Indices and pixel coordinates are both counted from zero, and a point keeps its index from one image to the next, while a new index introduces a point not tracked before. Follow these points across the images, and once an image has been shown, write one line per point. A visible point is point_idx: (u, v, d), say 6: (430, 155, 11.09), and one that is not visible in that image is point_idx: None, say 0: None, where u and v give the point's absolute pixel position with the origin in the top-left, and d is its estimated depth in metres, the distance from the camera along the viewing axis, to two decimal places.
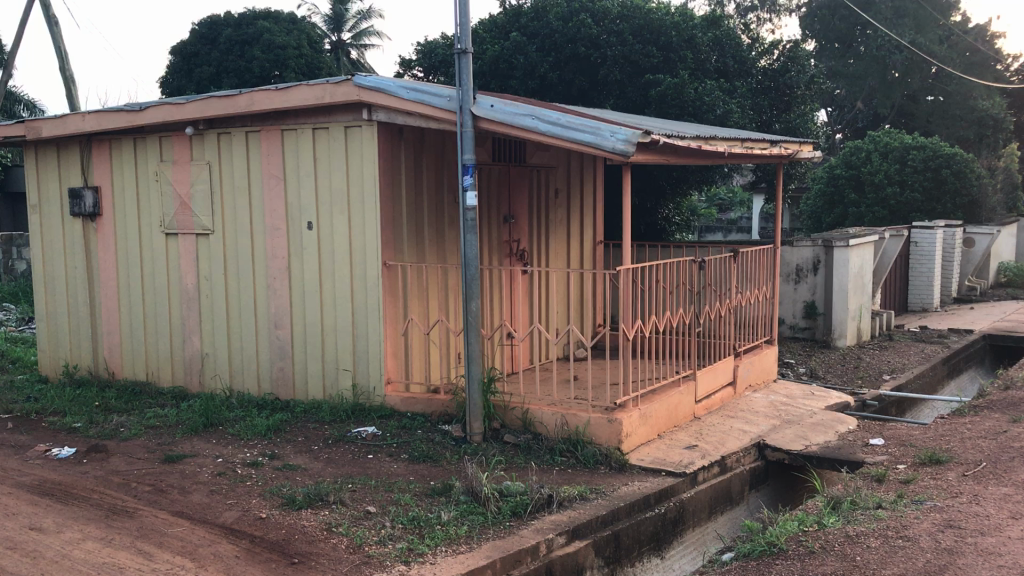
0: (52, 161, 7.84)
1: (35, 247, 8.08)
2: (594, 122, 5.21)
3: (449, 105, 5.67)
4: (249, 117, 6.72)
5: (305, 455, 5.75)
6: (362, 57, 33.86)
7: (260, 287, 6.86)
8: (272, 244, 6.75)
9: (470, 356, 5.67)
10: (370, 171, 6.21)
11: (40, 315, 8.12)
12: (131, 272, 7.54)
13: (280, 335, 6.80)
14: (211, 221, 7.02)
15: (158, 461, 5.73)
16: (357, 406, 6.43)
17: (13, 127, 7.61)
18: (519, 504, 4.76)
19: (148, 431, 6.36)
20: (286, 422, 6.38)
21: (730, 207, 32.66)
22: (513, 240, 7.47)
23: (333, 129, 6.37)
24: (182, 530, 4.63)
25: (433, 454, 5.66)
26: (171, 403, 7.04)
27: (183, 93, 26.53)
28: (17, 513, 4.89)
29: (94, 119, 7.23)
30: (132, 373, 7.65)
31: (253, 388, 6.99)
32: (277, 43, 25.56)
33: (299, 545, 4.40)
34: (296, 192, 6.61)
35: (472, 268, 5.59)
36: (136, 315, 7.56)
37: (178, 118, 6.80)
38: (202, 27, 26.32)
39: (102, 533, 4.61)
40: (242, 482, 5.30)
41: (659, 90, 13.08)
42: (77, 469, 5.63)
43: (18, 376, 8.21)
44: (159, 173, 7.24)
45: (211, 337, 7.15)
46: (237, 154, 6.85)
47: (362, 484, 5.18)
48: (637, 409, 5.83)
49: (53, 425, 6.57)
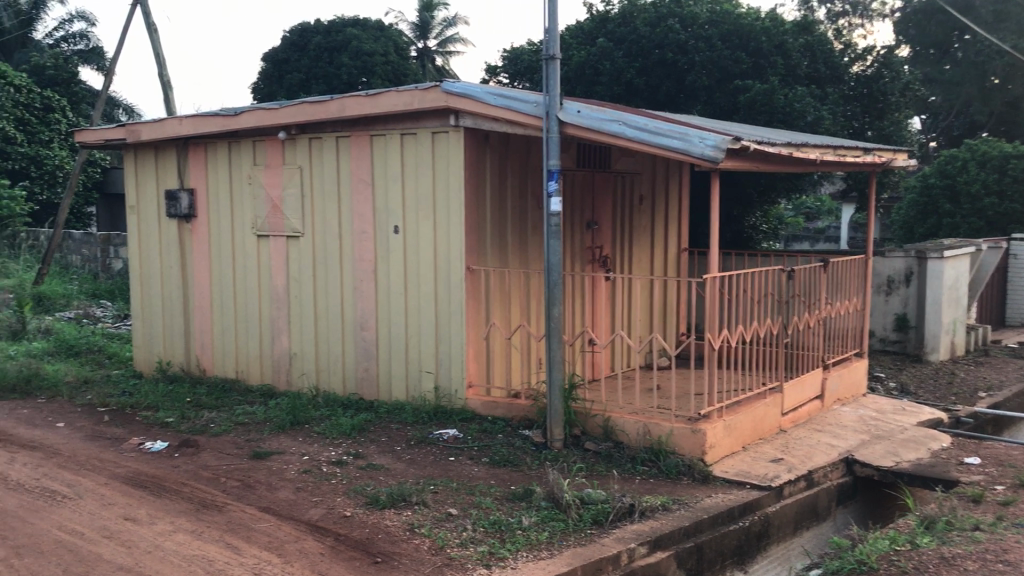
0: (150, 163, 8.11)
1: (132, 246, 8.36)
2: (683, 127, 5.16)
3: (536, 110, 5.68)
4: (339, 122, 6.85)
5: (388, 455, 5.82)
6: (446, 62, 34.24)
7: (347, 290, 6.97)
8: (358, 247, 6.86)
9: (551, 363, 5.65)
10: (457, 177, 6.25)
11: (137, 313, 8.41)
12: (222, 273, 7.74)
13: (366, 337, 6.89)
14: (301, 224, 7.16)
15: (247, 457, 5.86)
16: (439, 408, 6.46)
17: (113, 131, 7.89)
18: (600, 512, 4.74)
19: (236, 428, 6.50)
20: (370, 422, 6.44)
21: (818, 215, 31.99)
22: (596, 246, 7.43)
23: (420, 134, 6.43)
24: (269, 526, 4.74)
25: (514, 459, 5.67)
26: (259, 401, 7.20)
27: (274, 99, 27.37)
28: (112, 504, 5.06)
29: (191, 123, 7.46)
30: (222, 370, 7.84)
31: (338, 386, 7.10)
32: (365, 50, 25.99)
33: (382, 544, 4.48)
34: (383, 196, 6.71)
35: (556, 273, 5.59)
36: (226, 315, 7.76)
37: (271, 122, 6.98)
38: (294, 35, 27.32)
39: (192, 526, 4.75)
40: (327, 479, 5.39)
41: (748, 96, 12.83)
42: (170, 462, 5.80)
43: (114, 371, 8.48)
44: (252, 177, 7.42)
45: (298, 337, 7.29)
46: (328, 158, 6.97)
47: (444, 486, 5.22)
48: (721, 420, 5.74)
49: (147, 420, 6.78)
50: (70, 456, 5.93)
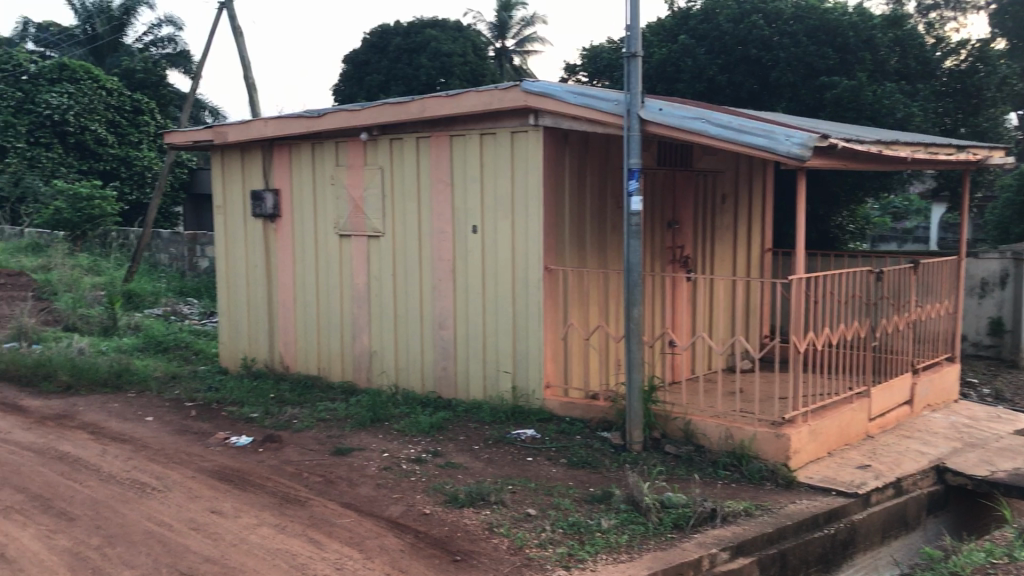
0: (236, 164, 8.29)
1: (219, 245, 8.56)
2: (768, 124, 5.06)
3: (616, 108, 5.63)
4: (420, 123, 6.90)
5: (466, 453, 5.84)
6: (524, 62, 34.27)
7: (426, 289, 7.01)
8: (438, 247, 6.90)
9: (631, 364, 5.59)
10: (536, 176, 6.23)
11: (222, 310, 8.61)
12: (305, 272, 7.87)
13: (444, 336, 6.93)
14: (382, 224, 7.24)
15: (328, 453, 5.94)
16: (517, 407, 6.44)
17: (202, 132, 8.09)
18: (681, 516, 4.67)
19: (318, 424, 6.60)
20: (448, 420, 6.47)
21: (906, 215, 31.05)
22: (677, 245, 7.33)
23: (500, 134, 6.43)
24: (350, 522, 4.79)
25: (592, 460, 5.62)
26: (340, 397, 7.29)
27: (355, 100, 27.82)
28: (199, 497, 5.18)
29: (275, 124, 7.61)
30: (305, 367, 7.97)
31: (417, 385, 7.15)
32: (444, 51, 26.18)
33: (461, 543, 4.49)
34: (462, 195, 6.73)
35: (636, 273, 5.53)
36: (309, 313, 7.89)
37: (353, 123, 7.07)
38: (374, 36, 27.71)
39: (276, 520, 4.83)
40: (407, 477, 5.43)
41: (835, 92, 12.53)
42: (254, 457, 5.91)
43: (201, 367, 8.70)
44: (335, 178, 7.53)
45: (379, 335, 7.37)
46: (408, 158, 7.03)
47: (522, 486, 5.21)
48: (806, 424, 5.60)
49: (232, 415, 6.93)
50: (159, 449, 6.10)
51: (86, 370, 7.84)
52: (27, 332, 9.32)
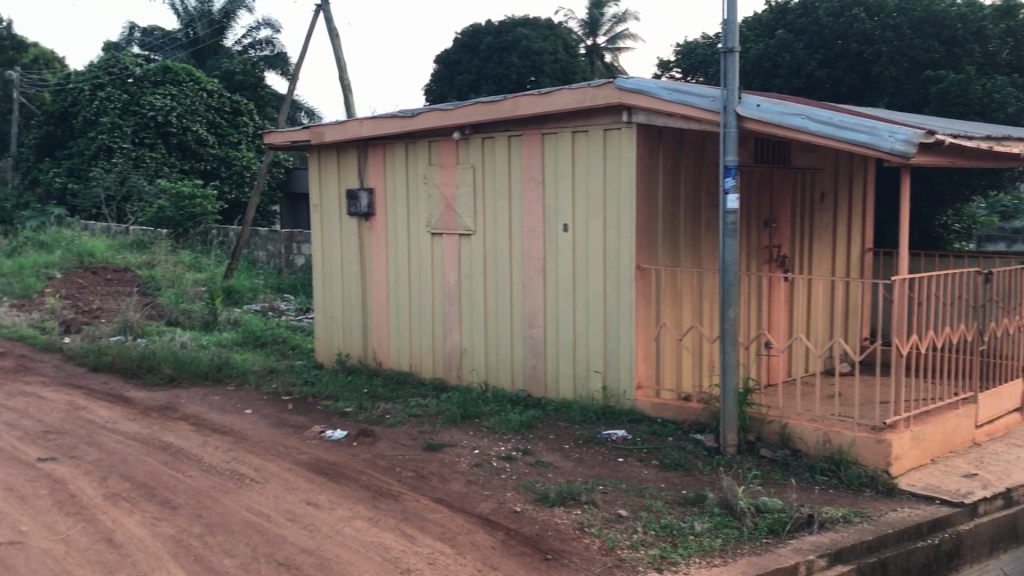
0: (332, 163, 8.46)
1: (315, 243, 8.75)
2: (871, 120, 4.91)
3: (712, 105, 5.54)
4: (512, 121, 6.92)
5: (557, 452, 5.82)
6: (615, 59, 34.04)
7: (517, 287, 7.03)
8: (529, 245, 6.90)
9: (725, 366, 5.50)
10: (628, 175, 6.18)
11: (318, 306, 8.79)
12: (398, 270, 7.98)
13: (534, 335, 6.93)
14: (473, 222, 7.28)
15: (421, 448, 6.01)
16: (607, 407, 6.40)
17: (299, 133, 8.28)
18: (776, 522, 4.56)
19: (410, 420, 6.68)
20: (538, 418, 6.48)
21: (1015, 214, 29.71)
22: (774, 245, 7.18)
23: (592, 132, 6.40)
24: (442, 517, 4.83)
25: (685, 462, 5.55)
26: (431, 394, 7.37)
27: (446, 100, 28.14)
28: (296, 488, 5.30)
29: (370, 124, 7.73)
30: (397, 363, 8.08)
31: (507, 383, 7.17)
32: (534, 49, 26.22)
33: (552, 541, 4.48)
34: (553, 194, 6.72)
35: (731, 273, 5.43)
36: (402, 310, 7.99)
37: (446, 122, 7.13)
38: (465, 36, 28.01)
39: (369, 513, 4.90)
40: (498, 474, 5.45)
41: (940, 86, 12.08)
42: (348, 451, 6.02)
43: (297, 362, 8.90)
44: (427, 177, 7.61)
45: (470, 333, 7.41)
46: (500, 157, 7.05)
47: (613, 487, 5.17)
48: (908, 430, 5.42)
49: (327, 409, 7.07)
50: (257, 441, 6.26)
51: (188, 364, 8.11)
52: (133, 326, 9.70)
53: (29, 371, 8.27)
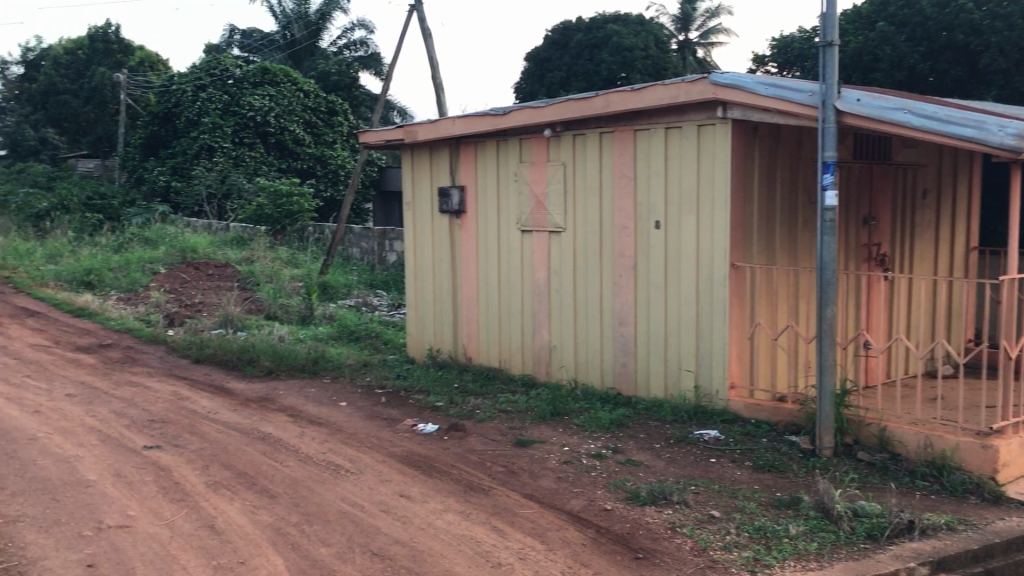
0: (424, 161, 8.57)
1: (407, 240, 8.88)
2: (979, 114, 4.73)
3: (811, 99, 5.42)
4: (604, 118, 6.89)
5: (648, 452, 5.78)
6: (708, 54, 33.61)
7: (607, 285, 7.00)
8: (620, 243, 6.87)
9: (822, 366, 5.38)
10: (723, 171, 6.10)
11: (410, 302, 8.92)
12: (488, 267, 8.04)
13: (625, 333, 6.90)
14: (564, 219, 7.28)
15: (511, 444, 6.04)
16: (700, 407, 6.32)
17: (393, 131, 8.41)
18: (875, 527, 4.45)
19: (500, 415, 6.73)
20: (629, 417, 6.45)
21: None
22: (873, 243, 6.98)
23: (686, 128, 6.33)
24: (533, 513, 4.85)
25: (779, 464, 5.45)
26: (521, 390, 7.40)
27: (536, 97, 28.24)
28: (390, 480, 5.39)
29: (463, 122, 7.81)
30: (487, 359, 8.15)
31: (597, 381, 7.15)
32: (625, 45, 26.09)
33: (643, 540, 4.46)
34: (645, 191, 6.67)
35: (829, 271, 5.31)
36: (491, 307, 8.05)
37: (537, 120, 7.15)
38: (556, 33, 28.01)
39: (461, 507, 4.96)
40: (588, 472, 5.44)
41: None
42: (440, 444, 6.10)
43: (389, 356, 9.05)
44: (518, 174, 7.64)
45: (559, 330, 7.42)
46: (592, 154, 7.04)
47: (705, 487, 5.11)
48: (1016, 436, 5.21)
49: (418, 403, 7.17)
50: (351, 433, 6.40)
51: (286, 356, 8.34)
52: (233, 319, 10.02)
53: (136, 362, 8.62)
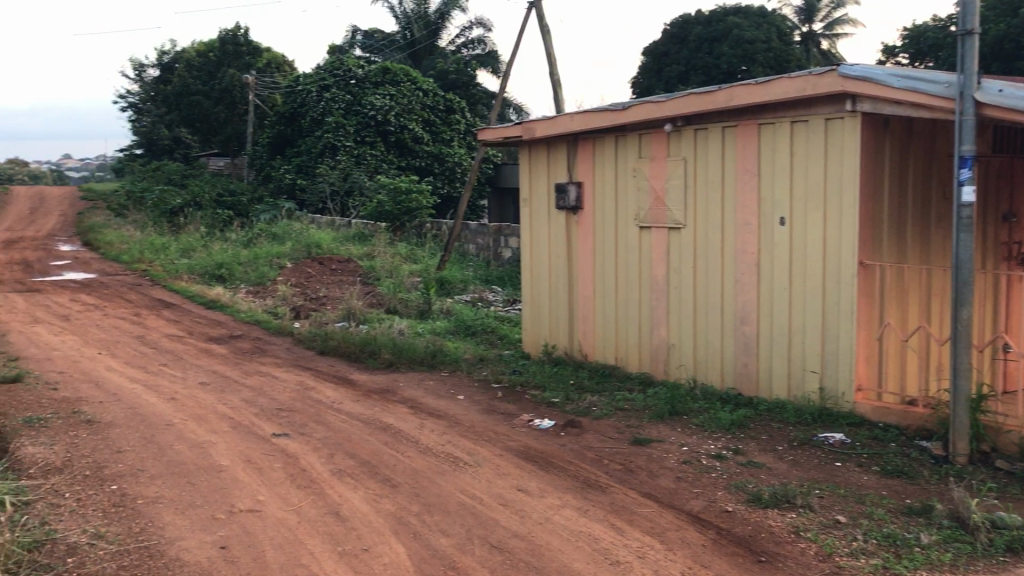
0: (542, 157, 8.60)
1: (524, 236, 8.94)
2: None
3: (948, 91, 5.18)
4: (727, 113, 6.77)
5: (769, 454, 5.66)
6: (833, 46, 32.58)
7: (728, 282, 6.88)
8: (742, 240, 6.74)
9: (956, 369, 5.14)
10: (852, 166, 5.91)
11: (527, 298, 8.97)
12: (606, 263, 8.01)
13: (746, 332, 6.77)
14: (684, 215, 7.19)
15: (628, 442, 6.01)
16: (824, 409, 6.14)
17: (512, 128, 8.47)
18: (1015, 539, 4.22)
19: (617, 413, 6.70)
20: (750, 418, 6.32)
21: None
22: (1013, 241, 6.65)
23: (812, 122, 6.16)
24: (651, 512, 4.82)
25: (909, 470, 5.25)
26: (638, 388, 7.35)
27: (653, 92, 28.00)
28: (507, 474, 5.44)
29: (581, 119, 7.80)
30: (603, 356, 8.12)
31: (717, 380, 7.04)
32: (746, 38, 25.58)
33: (765, 544, 4.37)
34: (769, 186, 6.53)
35: (965, 270, 5.07)
36: (608, 303, 8.02)
37: (658, 115, 7.08)
38: (673, 27, 27.70)
39: (579, 503, 4.96)
40: (708, 472, 5.37)
41: None
42: (557, 440, 6.12)
43: (505, 352, 9.12)
44: (637, 169, 7.59)
45: (678, 328, 7.33)
46: (713, 149, 6.93)
47: (830, 492, 4.97)
48: None
49: (535, 398, 7.21)
50: (470, 426, 6.49)
51: (405, 350, 8.52)
52: (355, 312, 10.29)
53: (264, 353, 8.95)
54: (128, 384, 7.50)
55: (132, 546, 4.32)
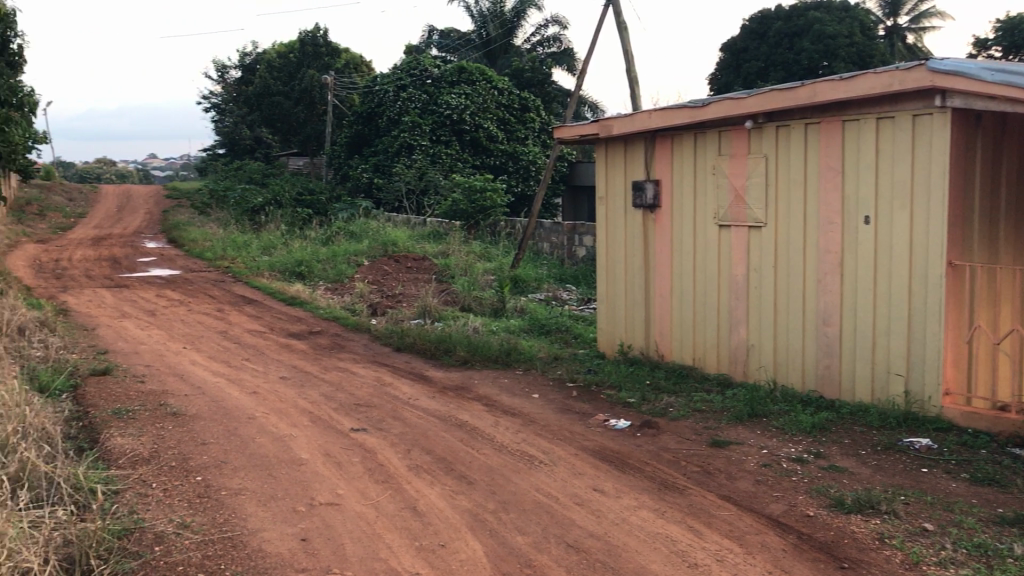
0: (619, 155, 8.56)
1: (601, 234, 8.91)
2: None
3: None
4: (810, 109, 6.63)
5: (852, 458, 5.53)
6: (919, 39, 31.68)
7: (810, 282, 6.74)
8: (825, 239, 6.60)
9: None
10: (941, 163, 5.73)
11: (602, 297, 8.93)
12: (684, 262, 7.92)
13: (828, 333, 6.62)
14: (765, 213, 7.07)
15: (706, 444, 5.94)
16: (910, 414, 5.97)
17: (589, 126, 8.44)
18: None
19: (694, 414, 6.63)
20: (831, 421, 6.18)
21: None
22: None
23: (900, 118, 5.99)
24: (730, 515, 4.75)
25: (1000, 478, 5.06)
26: (716, 389, 7.26)
27: (732, 89, 27.63)
28: (583, 474, 5.42)
29: (659, 116, 7.72)
30: (680, 356, 8.04)
31: (797, 382, 6.91)
32: (828, 33, 25.05)
33: (849, 550, 4.27)
34: (854, 184, 6.38)
35: None
36: (686, 303, 7.93)
37: (738, 112, 6.97)
38: (753, 22, 27.25)
39: (656, 504, 4.92)
40: (788, 476, 5.27)
41: None
42: (633, 441, 6.08)
43: (580, 351, 9.10)
44: (716, 167, 7.49)
45: (758, 329, 7.22)
46: (795, 146, 6.80)
47: (917, 499, 4.83)
48: None
49: (610, 398, 7.18)
50: (545, 425, 6.48)
51: (480, 348, 8.56)
52: (431, 310, 10.39)
53: (343, 348, 9.09)
54: (211, 378, 7.69)
55: (216, 536, 4.43)
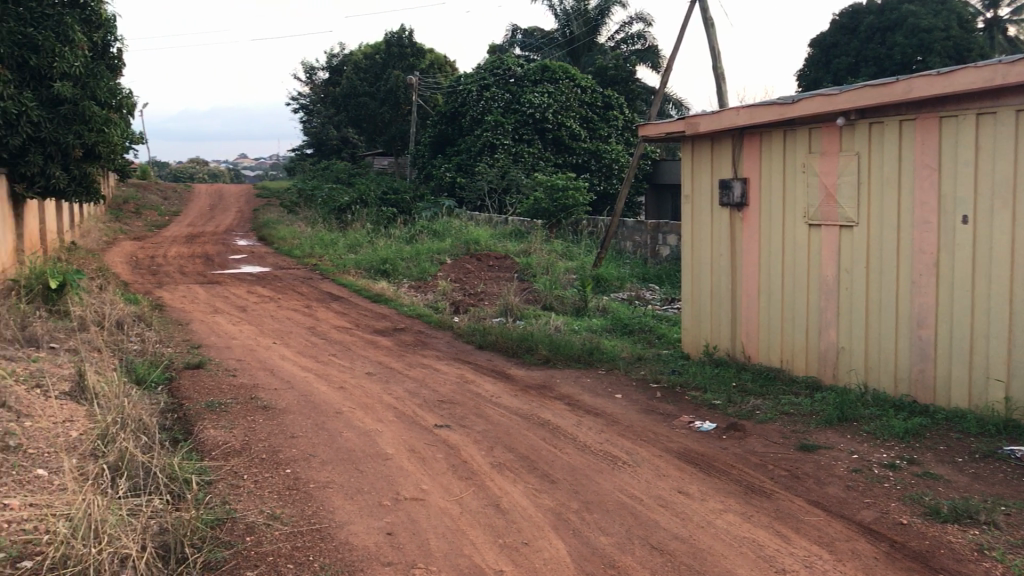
0: (705, 154, 8.46)
1: (686, 234, 8.82)
2: None
3: None
4: (905, 105, 6.44)
5: (949, 465, 5.36)
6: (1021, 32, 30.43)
7: (904, 283, 6.55)
8: (920, 238, 6.40)
9: None
10: None
11: (687, 297, 8.83)
12: (771, 262, 7.78)
13: (923, 336, 6.42)
14: (857, 213, 6.89)
15: (794, 448, 5.83)
16: (1010, 420, 5.75)
17: (675, 124, 8.34)
18: None
19: (782, 417, 6.51)
20: (926, 427, 6.00)
21: None
22: None
23: (1001, 114, 5.78)
24: (819, 520, 4.65)
25: None
26: (804, 393, 7.11)
27: (822, 85, 27.03)
28: (668, 476, 5.38)
29: (747, 113, 7.59)
30: (767, 358, 7.91)
31: (889, 386, 6.72)
32: (923, 26, 24.27)
33: (944, 560, 4.13)
34: (951, 182, 6.17)
35: None
36: (774, 304, 7.79)
37: (829, 108, 6.80)
38: (844, 16, 26.57)
39: (742, 508, 4.85)
40: (881, 482, 5.13)
41: None
42: (718, 443, 6.00)
43: (664, 351, 9.03)
44: (806, 165, 7.35)
45: (848, 331, 7.04)
46: (889, 143, 6.61)
47: (1018, 509, 4.64)
48: None
49: (695, 400, 7.10)
50: (628, 425, 6.44)
51: (562, 347, 8.55)
52: (513, 308, 10.42)
53: (426, 346, 9.19)
54: (299, 373, 7.87)
55: (304, 528, 4.53)
